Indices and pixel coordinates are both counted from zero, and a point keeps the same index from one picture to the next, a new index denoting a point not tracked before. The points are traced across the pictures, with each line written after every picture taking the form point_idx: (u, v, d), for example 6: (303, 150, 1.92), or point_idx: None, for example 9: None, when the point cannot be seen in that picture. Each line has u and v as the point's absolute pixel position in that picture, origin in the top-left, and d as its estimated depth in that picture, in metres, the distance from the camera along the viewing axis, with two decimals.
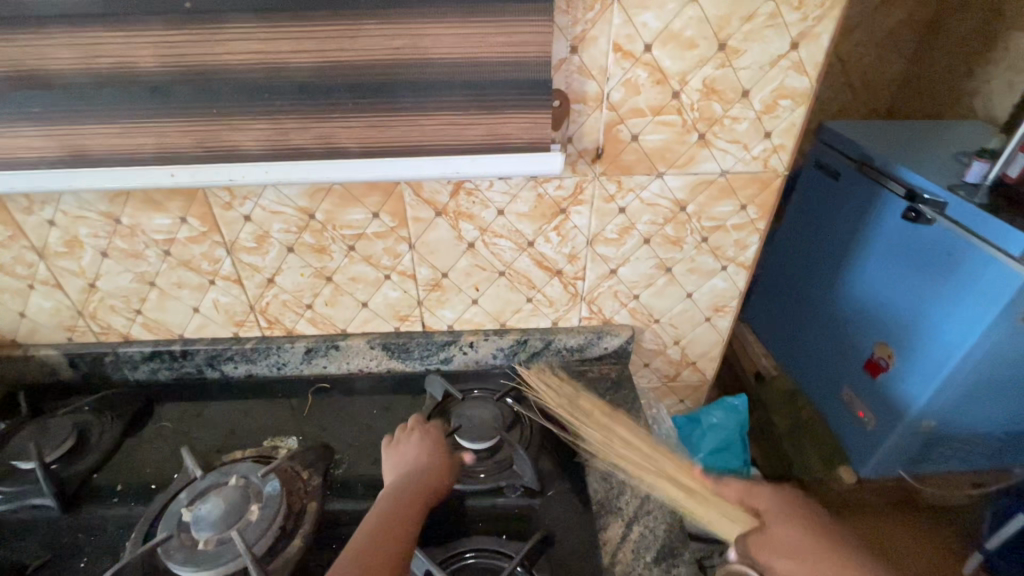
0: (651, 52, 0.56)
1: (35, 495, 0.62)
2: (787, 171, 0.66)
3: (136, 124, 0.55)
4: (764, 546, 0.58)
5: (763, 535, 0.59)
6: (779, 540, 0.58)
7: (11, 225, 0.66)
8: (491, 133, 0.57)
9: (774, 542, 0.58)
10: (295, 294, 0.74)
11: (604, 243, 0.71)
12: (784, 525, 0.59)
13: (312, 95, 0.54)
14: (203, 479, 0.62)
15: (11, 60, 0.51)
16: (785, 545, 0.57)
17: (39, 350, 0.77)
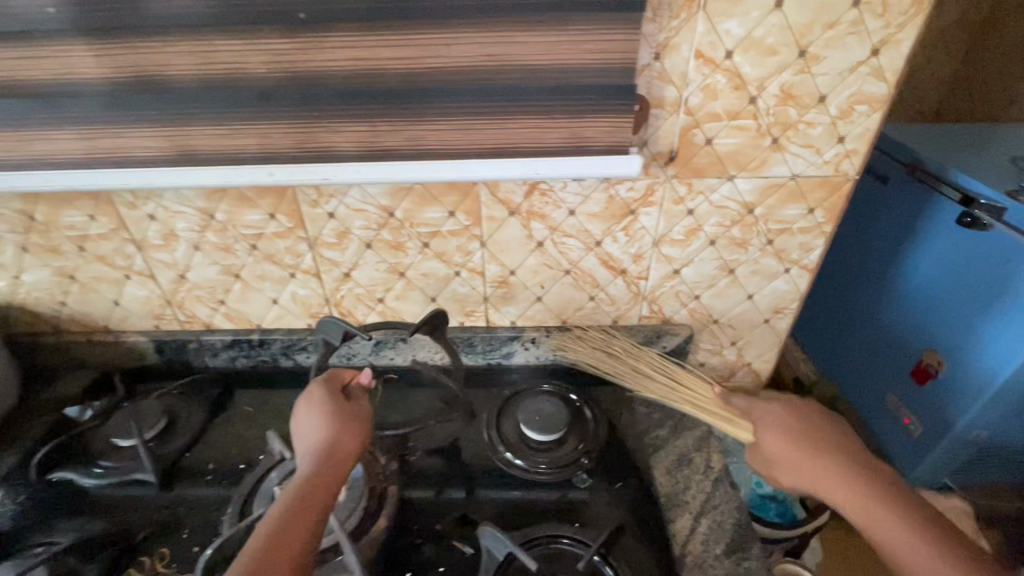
0: (732, 58, 0.58)
1: (136, 471, 0.67)
2: (858, 175, 0.66)
3: (243, 126, 0.59)
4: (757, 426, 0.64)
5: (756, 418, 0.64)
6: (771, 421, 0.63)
7: (115, 219, 0.70)
8: (573, 136, 0.60)
9: (787, 461, 0.59)
10: (369, 288, 0.78)
11: (669, 243, 0.73)
12: (793, 436, 0.60)
13: (407, 99, 0.57)
14: (291, 460, 0.66)
15: (136, 66, 0.55)
16: (800, 467, 0.59)
17: (129, 337, 0.82)
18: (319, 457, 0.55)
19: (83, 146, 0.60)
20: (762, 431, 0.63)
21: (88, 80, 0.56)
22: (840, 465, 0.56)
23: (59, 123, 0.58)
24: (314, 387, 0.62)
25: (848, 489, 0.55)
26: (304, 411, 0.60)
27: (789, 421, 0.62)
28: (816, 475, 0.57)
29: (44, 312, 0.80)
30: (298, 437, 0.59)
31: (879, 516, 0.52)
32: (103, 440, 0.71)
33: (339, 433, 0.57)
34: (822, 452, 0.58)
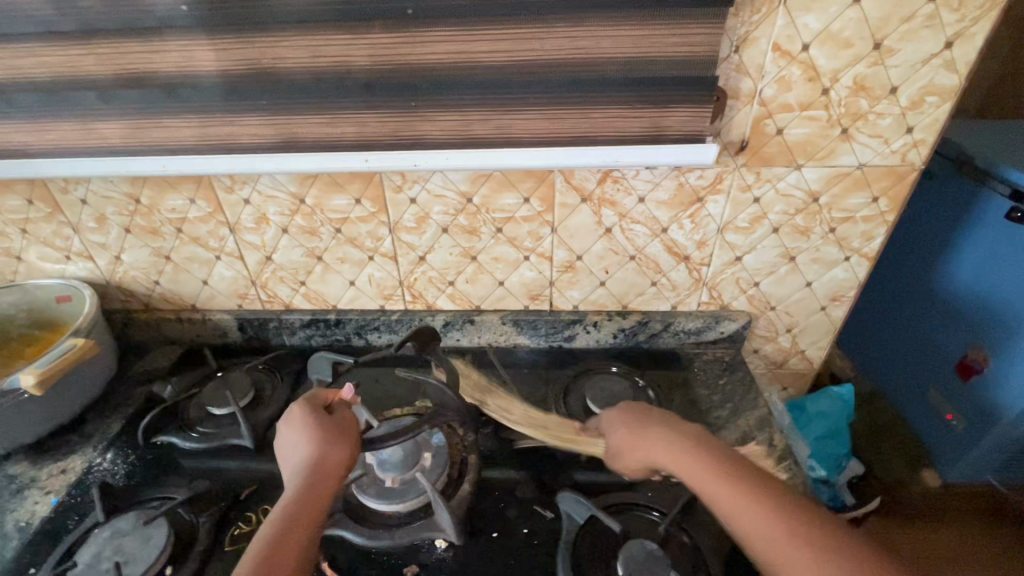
0: (808, 51, 0.61)
1: (233, 437, 0.72)
2: (924, 165, 0.68)
3: (344, 115, 0.63)
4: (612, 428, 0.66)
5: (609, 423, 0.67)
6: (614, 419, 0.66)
7: (212, 203, 0.76)
8: (653, 126, 0.63)
9: (635, 454, 0.61)
10: (441, 271, 0.82)
11: (734, 231, 0.76)
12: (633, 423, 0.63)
13: (499, 90, 0.61)
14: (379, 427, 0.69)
15: (251, 59, 0.60)
16: (650, 454, 0.59)
17: (215, 315, 0.87)
18: (308, 472, 0.57)
19: (197, 133, 0.65)
20: (613, 430, 0.64)
21: (207, 73, 0.61)
22: (687, 449, 0.57)
23: (178, 112, 0.63)
24: (295, 405, 0.64)
25: (699, 474, 0.54)
26: (285, 432, 0.62)
27: (642, 415, 0.63)
28: (667, 460, 0.58)
29: (138, 291, 0.86)
30: (284, 456, 0.60)
31: (723, 498, 0.51)
32: (200, 408, 0.76)
33: (326, 446, 0.59)
34: (667, 440, 0.58)
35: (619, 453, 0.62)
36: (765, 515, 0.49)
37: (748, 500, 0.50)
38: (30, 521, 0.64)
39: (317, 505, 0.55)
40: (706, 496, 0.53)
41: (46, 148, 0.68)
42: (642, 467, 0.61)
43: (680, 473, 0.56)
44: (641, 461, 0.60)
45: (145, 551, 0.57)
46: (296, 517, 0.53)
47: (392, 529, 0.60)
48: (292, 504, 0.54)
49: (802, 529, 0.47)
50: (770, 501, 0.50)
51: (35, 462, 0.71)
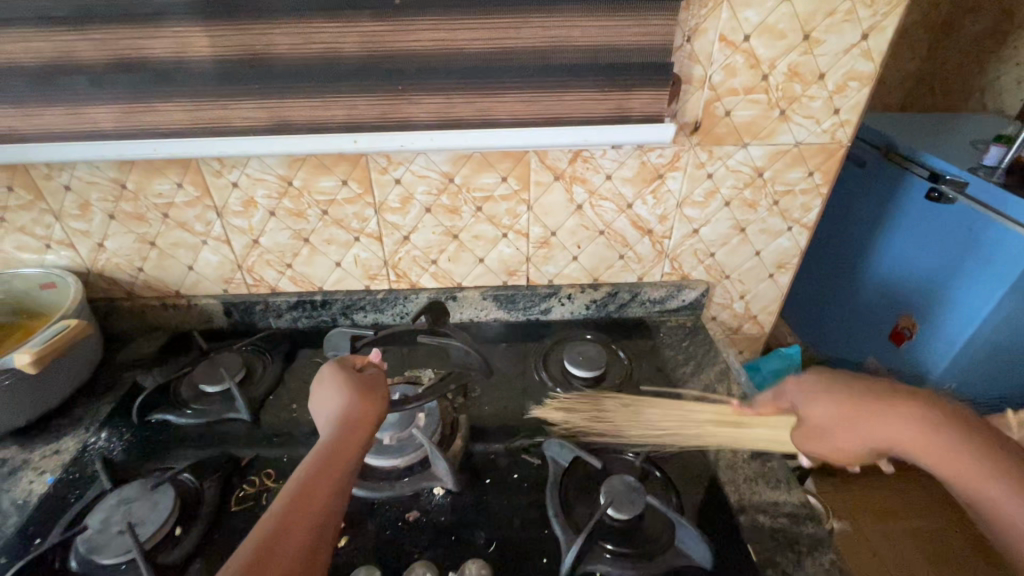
0: (749, 41, 0.69)
1: (230, 410, 0.75)
2: (850, 143, 0.79)
3: (334, 98, 0.67)
4: (808, 435, 0.61)
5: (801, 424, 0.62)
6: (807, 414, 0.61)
7: (200, 187, 0.78)
8: (617, 107, 0.70)
9: (849, 432, 0.57)
10: (424, 250, 0.87)
11: (691, 205, 0.84)
12: (836, 405, 0.58)
13: (479, 75, 0.67)
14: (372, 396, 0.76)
15: (244, 46, 0.64)
16: (861, 436, 0.56)
17: (201, 299, 0.89)
18: (338, 423, 0.56)
19: (189, 117, 0.68)
20: (810, 405, 0.60)
21: (201, 58, 0.64)
22: (930, 425, 0.52)
23: (170, 96, 0.66)
24: (325, 364, 0.64)
25: (946, 454, 0.50)
26: (319, 389, 0.62)
27: (847, 391, 0.58)
28: (899, 438, 0.53)
29: (121, 278, 0.87)
30: (317, 410, 0.60)
31: (982, 480, 0.48)
32: (193, 386, 0.78)
33: (354, 402, 0.58)
34: (897, 409, 0.54)
35: (826, 432, 0.59)
36: (1008, 489, 0.47)
37: (993, 472, 0.48)
38: (28, 499, 0.64)
39: (349, 454, 0.54)
40: (954, 472, 0.50)
41: (32, 133, 0.69)
42: (859, 446, 0.57)
43: (914, 451, 0.53)
44: (852, 439, 0.57)
45: (155, 513, 0.59)
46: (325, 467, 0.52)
47: (390, 481, 0.65)
48: (325, 451, 0.54)
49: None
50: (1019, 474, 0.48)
51: (25, 445, 0.71)
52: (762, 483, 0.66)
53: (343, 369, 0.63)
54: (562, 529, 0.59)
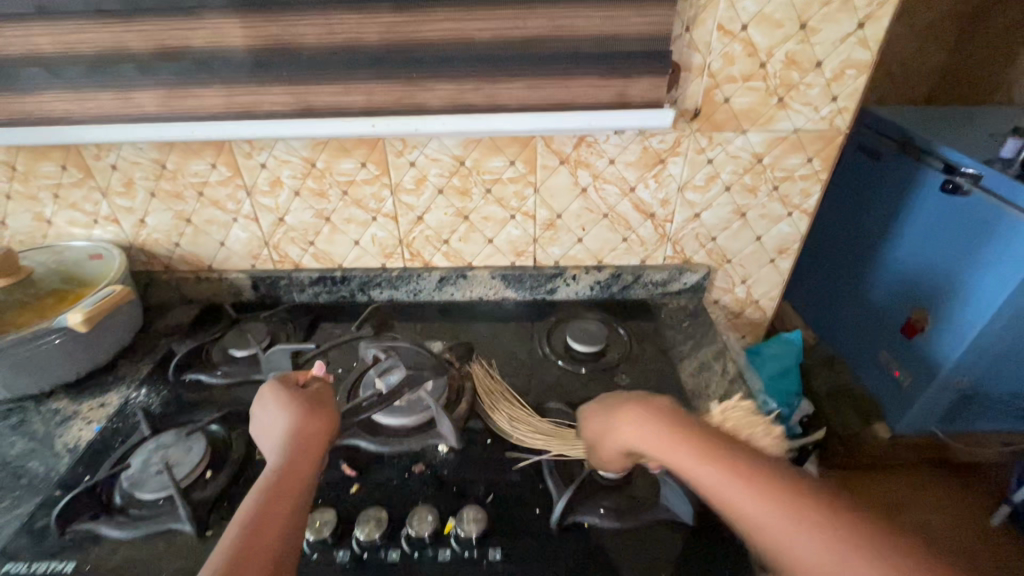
0: (747, 30, 0.72)
1: (257, 373, 0.81)
2: (848, 130, 0.81)
3: (354, 84, 0.73)
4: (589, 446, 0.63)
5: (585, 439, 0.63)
6: (589, 427, 0.62)
7: (232, 167, 0.85)
8: (619, 94, 0.74)
9: (609, 437, 0.58)
10: (436, 231, 0.92)
11: (692, 189, 0.87)
12: (609, 418, 0.59)
13: (488, 62, 0.71)
14: (387, 359, 0.79)
15: (275, 36, 0.70)
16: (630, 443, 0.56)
17: (231, 274, 0.96)
18: (290, 442, 0.57)
19: (224, 101, 0.75)
20: (590, 424, 0.61)
21: (236, 47, 0.71)
22: (671, 433, 0.52)
23: (207, 82, 0.73)
24: (268, 381, 0.65)
25: (671, 450, 0.52)
26: (264, 410, 0.62)
27: (612, 407, 0.59)
28: (646, 447, 0.54)
29: (160, 253, 0.94)
30: (264, 429, 0.61)
31: (724, 484, 0.47)
32: (223, 351, 0.86)
33: (304, 418, 0.59)
34: (642, 415, 0.55)
35: (597, 441, 0.60)
36: (822, 548, 0.41)
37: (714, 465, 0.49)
38: (78, 443, 0.72)
39: (305, 471, 0.55)
40: (677, 466, 0.51)
41: (85, 115, 0.76)
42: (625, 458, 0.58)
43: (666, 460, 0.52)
44: (615, 449, 0.58)
45: (189, 456, 0.66)
46: (284, 482, 0.53)
47: (400, 437, 0.71)
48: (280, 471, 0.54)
49: (768, 489, 0.46)
50: (742, 467, 0.48)
51: (75, 398, 0.79)
52: None
53: (286, 386, 0.64)
54: (555, 484, 0.64)
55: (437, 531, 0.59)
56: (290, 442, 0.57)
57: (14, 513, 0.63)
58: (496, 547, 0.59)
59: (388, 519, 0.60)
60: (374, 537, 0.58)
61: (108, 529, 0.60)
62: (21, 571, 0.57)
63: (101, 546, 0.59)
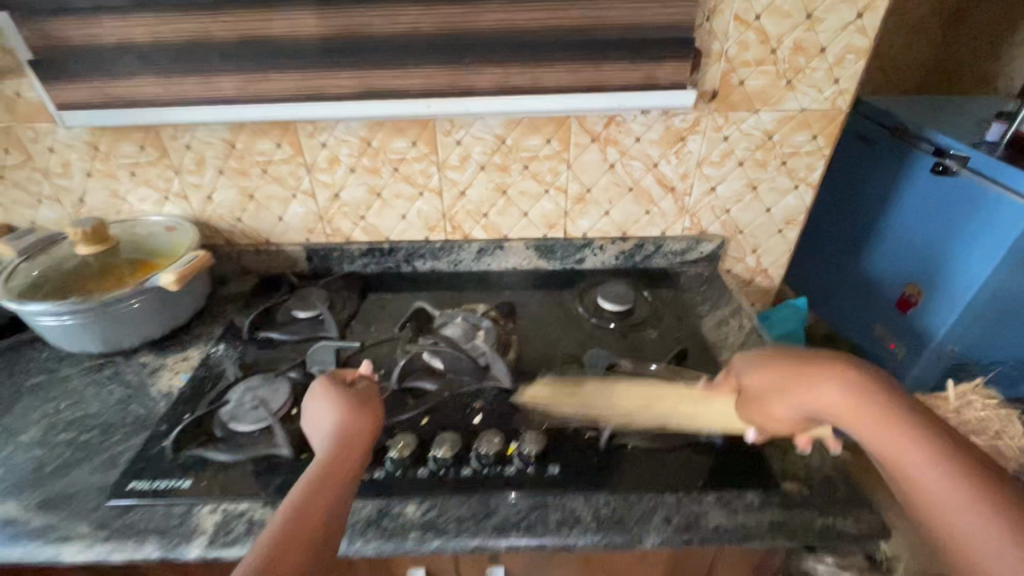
0: (760, 20, 0.82)
1: (323, 331, 0.91)
2: (849, 109, 0.91)
3: (413, 70, 0.82)
4: (745, 404, 0.66)
5: (743, 397, 0.67)
6: (753, 383, 0.65)
7: (295, 146, 0.94)
8: (647, 76, 0.84)
9: (788, 396, 0.60)
10: (477, 205, 1.01)
11: (709, 164, 0.97)
12: (782, 377, 0.61)
13: (533, 49, 0.81)
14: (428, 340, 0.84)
15: (344, 26, 0.79)
16: (812, 399, 0.58)
17: (287, 247, 1.05)
18: (333, 440, 0.61)
19: (295, 85, 0.84)
20: (753, 373, 0.65)
21: (309, 36, 0.80)
22: (864, 405, 0.54)
23: (282, 68, 0.82)
24: (319, 379, 0.70)
25: (870, 423, 0.53)
26: (316, 407, 0.67)
27: (792, 362, 0.61)
28: (834, 407, 0.56)
29: (222, 228, 1.03)
30: (313, 425, 0.66)
31: (904, 443, 0.51)
32: (288, 313, 0.95)
33: (349, 417, 0.64)
34: (848, 385, 0.56)
35: (763, 398, 0.63)
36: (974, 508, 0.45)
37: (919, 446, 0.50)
38: (170, 389, 0.81)
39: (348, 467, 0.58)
40: (873, 439, 0.53)
41: (169, 99, 0.85)
42: (794, 414, 0.61)
43: (854, 428, 0.55)
44: (788, 407, 0.61)
45: (278, 395, 0.75)
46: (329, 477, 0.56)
47: (459, 379, 0.81)
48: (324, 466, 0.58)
49: (984, 493, 0.46)
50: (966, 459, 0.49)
51: (160, 354, 0.88)
52: None
53: (336, 384, 0.69)
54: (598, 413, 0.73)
55: (502, 451, 0.69)
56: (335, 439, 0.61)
57: (127, 444, 0.73)
58: (554, 463, 0.69)
59: (461, 440, 0.70)
60: (450, 454, 0.68)
61: (214, 453, 0.69)
62: (145, 487, 0.67)
63: (211, 468, 0.68)
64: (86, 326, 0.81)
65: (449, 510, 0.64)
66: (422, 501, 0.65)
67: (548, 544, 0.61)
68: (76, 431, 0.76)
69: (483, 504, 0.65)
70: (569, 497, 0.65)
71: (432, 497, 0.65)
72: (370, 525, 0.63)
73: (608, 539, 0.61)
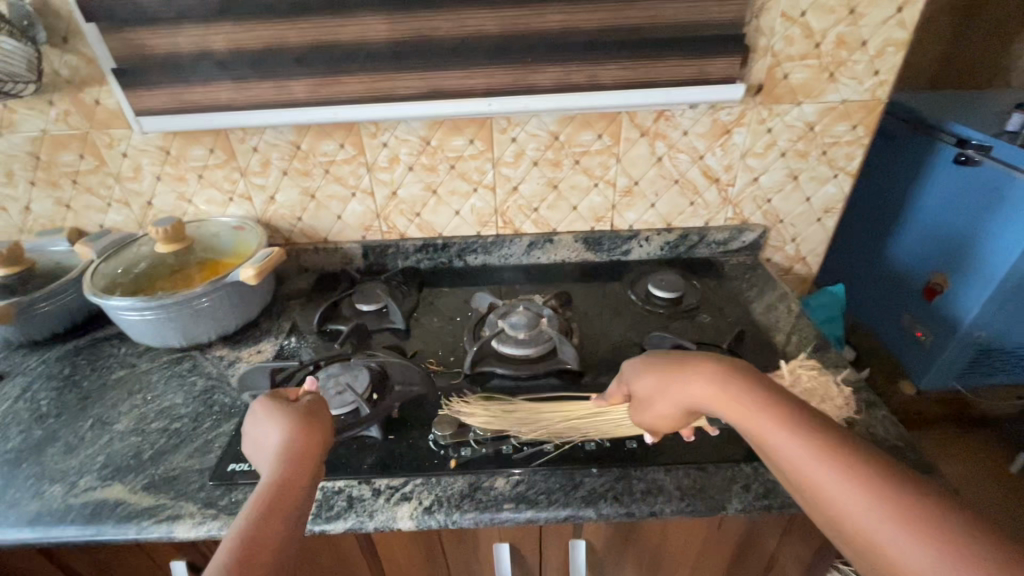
0: (805, 16, 0.87)
1: (390, 322, 0.94)
2: (888, 99, 0.95)
3: (477, 70, 0.87)
4: (636, 408, 0.67)
5: (632, 402, 0.68)
6: (637, 388, 0.66)
7: (357, 147, 0.98)
8: (699, 71, 0.88)
9: (668, 398, 0.62)
10: (529, 200, 1.05)
11: (753, 156, 1.01)
12: (657, 376, 0.64)
13: (590, 48, 0.85)
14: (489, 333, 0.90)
15: (414, 29, 0.84)
16: (689, 396, 0.60)
17: (345, 244, 1.09)
18: (280, 457, 0.57)
19: (364, 87, 0.88)
20: (636, 376, 0.67)
21: (380, 41, 0.85)
22: (733, 401, 0.56)
23: (353, 71, 0.86)
24: (257, 401, 0.65)
25: (753, 417, 0.54)
26: (257, 425, 0.62)
27: (667, 362, 0.64)
28: (713, 406, 0.57)
29: (283, 227, 1.07)
30: (255, 445, 0.62)
31: (780, 440, 0.51)
32: (353, 306, 0.98)
33: (295, 434, 0.59)
34: (715, 381, 0.58)
35: (649, 398, 0.64)
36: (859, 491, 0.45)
37: (792, 434, 0.51)
38: None
39: (300, 482, 0.56)
40: (760, 435, 0.53)
41: (243, 103, 0.89)
42: (675, 411, 0.62)
43: (736, 421, 0.55)
44: (671, 407, 0.62)
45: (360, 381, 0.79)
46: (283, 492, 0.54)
47: (529, 363, 0.84)
48: (275, 487, 0.54)
49: (860, 478, 0.46)
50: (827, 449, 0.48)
51: (234, 348, 0.92)
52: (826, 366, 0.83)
53: (278, 401, 0.64)
54: None
55: (581, 428, 0.72)
56: (284, 456, 0.57)
57: (219, 430, 0.76)
58: (632, 439, 0.72)
59: (541, 418, 0.73)
60: (533, 431, 0.71)
61: None
62: (244, 468, 0.69)
63: None
64: (168, 320, 0.85)
65: (538, 483, 0.66)
66: (510, 476, 0.67)
67: (637, 513, 0.64)
68: (167, 419, 0.78)
69: (569, 477, 0.67)
70: (651, 468, 0.68)
71: (520, 471, 0.68)
72: (464, 498, 0.65)
73: (695, 506, 0.64)
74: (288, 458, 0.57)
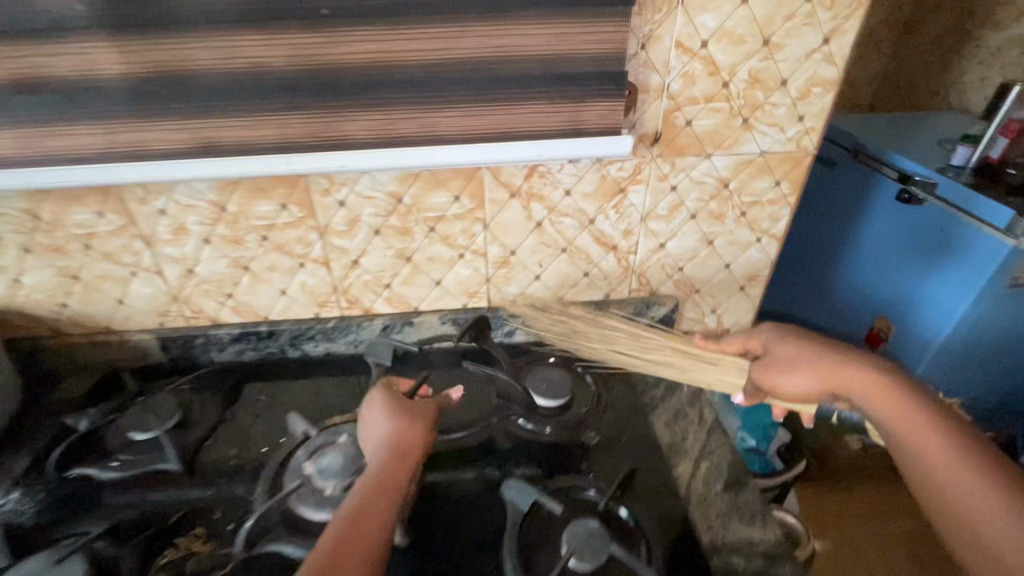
0: (707, 48, 0.66)
1: (161, 461, 0.69)
2: (816, 151, 0.75)
3: (264, 117, 0.62)
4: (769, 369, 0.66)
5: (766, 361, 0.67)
6: (777, 353, 0.66)
7: (124, 216, 0.72)
8: (574, 120, 0.66)
9: (800, 366, 0.63)
10: (375, 275, 0.81)
11: (655, 219, 0.80)
12: (802, 344, 0.64)
13: (417, 86, 0.62)
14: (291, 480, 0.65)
15: (159, 61, 0.58)
16: (810, 372, 0.62)
17: (133, 335, 0.82)
18: (387, 449, 0.59)
19: (102, 141, 0.62)
20: (781, 341, 0.66)
21: (112, 78, 0.59)
22: (886, 387, 0.56)
23: (80, 120, 0.60)
24: (376, 388, 0.67)
25: (904, 414, 0.54)
26: (373, 409, 0.64)
27: (822, 345, 0.62)
28: (860, 387, 0.58)
29: (43, 317, 0.80)
30: (365, 431, 0.63)
31: (929, 444, 0.51)
32: (121, 433, 0.72)
33: (402, 426, 0.61)
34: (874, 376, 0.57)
35: (781, 364, 0.65)
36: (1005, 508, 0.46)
37: (950, 446, 0.51)
38: None
39: (398, 482, 0.56)
40: (905, 432, 0.53)
41: None
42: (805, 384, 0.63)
43: (884, 415, 0.55)
44: (792, 378, 0.63)
45: None
46: (383, 483, 0.55)
47: None
48: (374, 478, 0.56)
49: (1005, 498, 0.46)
50: (953, 430, 0.52)
51: None
52: (737, 519, 0.62)
53: (389, 392, 0.66)
54: None
55: None
56: (388, 448, 0.59)
57: None
58: None
59: None
60: None
61: None
62: None
63: None
64: None
65: None
66: None
67: None
68: None
69: None
70: None
71: None
72: None
73: None
74: (392, 458, 0.58)
